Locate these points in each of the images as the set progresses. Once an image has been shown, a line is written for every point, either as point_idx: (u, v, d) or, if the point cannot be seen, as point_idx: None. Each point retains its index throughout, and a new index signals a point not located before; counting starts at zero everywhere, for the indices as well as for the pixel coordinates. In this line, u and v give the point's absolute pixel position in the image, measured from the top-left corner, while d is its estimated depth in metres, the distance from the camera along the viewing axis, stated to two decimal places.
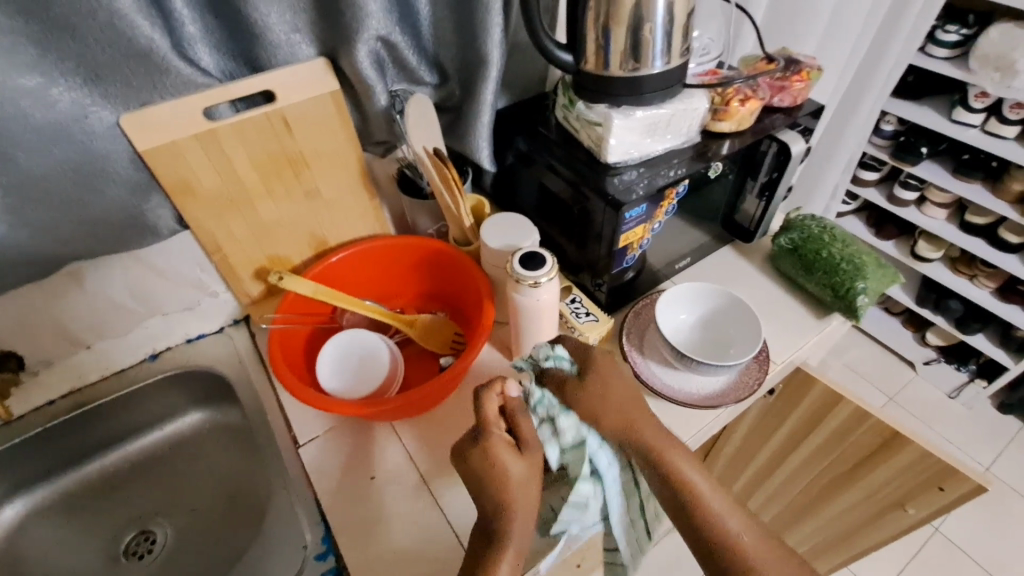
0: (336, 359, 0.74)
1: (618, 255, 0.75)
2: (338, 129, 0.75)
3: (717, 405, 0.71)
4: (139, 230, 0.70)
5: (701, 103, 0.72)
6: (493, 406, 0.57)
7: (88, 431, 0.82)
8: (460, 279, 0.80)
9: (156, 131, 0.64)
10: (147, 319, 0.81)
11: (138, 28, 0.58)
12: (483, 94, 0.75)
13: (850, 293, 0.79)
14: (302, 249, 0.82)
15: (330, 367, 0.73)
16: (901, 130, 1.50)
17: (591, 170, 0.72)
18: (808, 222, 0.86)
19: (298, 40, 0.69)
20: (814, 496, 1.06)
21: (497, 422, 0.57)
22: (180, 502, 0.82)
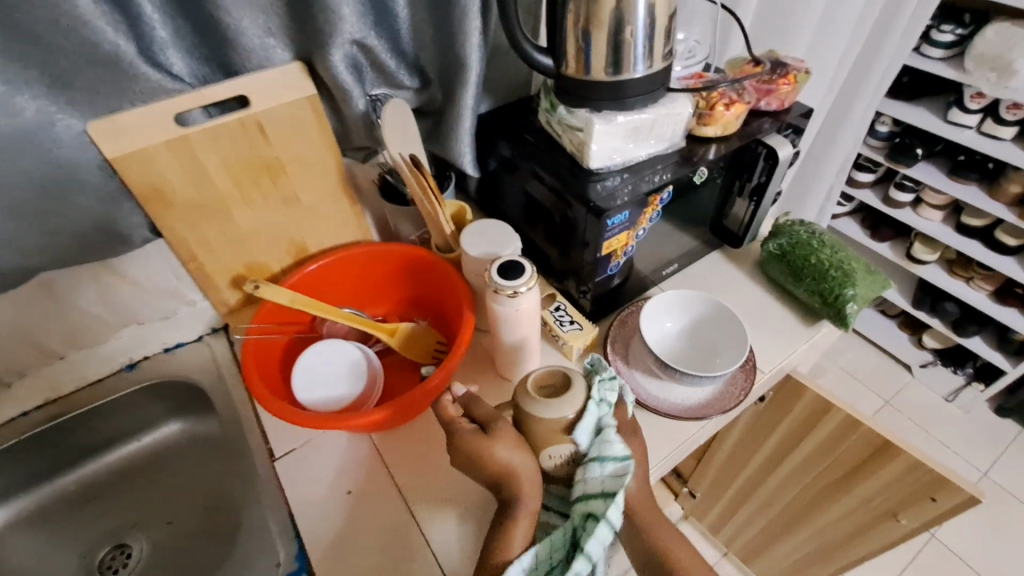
0: (322, 360, 0.73)
1: (602, 262, 0.73)
2: (317, 134, 0.73)
3: (701, 416, 0.70)
4: (111, 239, 0.69)
5: (684, 108, 0.70)
6: (451, 411, 0.61)
7: (64, 443, 0.81)
8: (442, 287, 0.79)
9: (125, 138, 0.62)
10: (123, 329, 0.80)
11: (102, 33, 0.57)
12: (463, 98, 0.73)
13: (839, 299, 0.78)
14: (281, 257, 0.80)
15: (311, 367, 0.72)
16: (896, 131, 1.48)
17: (574, 176, 0.71)
18: (797, 227, 0.85)
19: (272, 44, 0.68)
20: (807, 505, 1.05)
21: (458, 418, 0.60)
22: (159, 516, 0.81)
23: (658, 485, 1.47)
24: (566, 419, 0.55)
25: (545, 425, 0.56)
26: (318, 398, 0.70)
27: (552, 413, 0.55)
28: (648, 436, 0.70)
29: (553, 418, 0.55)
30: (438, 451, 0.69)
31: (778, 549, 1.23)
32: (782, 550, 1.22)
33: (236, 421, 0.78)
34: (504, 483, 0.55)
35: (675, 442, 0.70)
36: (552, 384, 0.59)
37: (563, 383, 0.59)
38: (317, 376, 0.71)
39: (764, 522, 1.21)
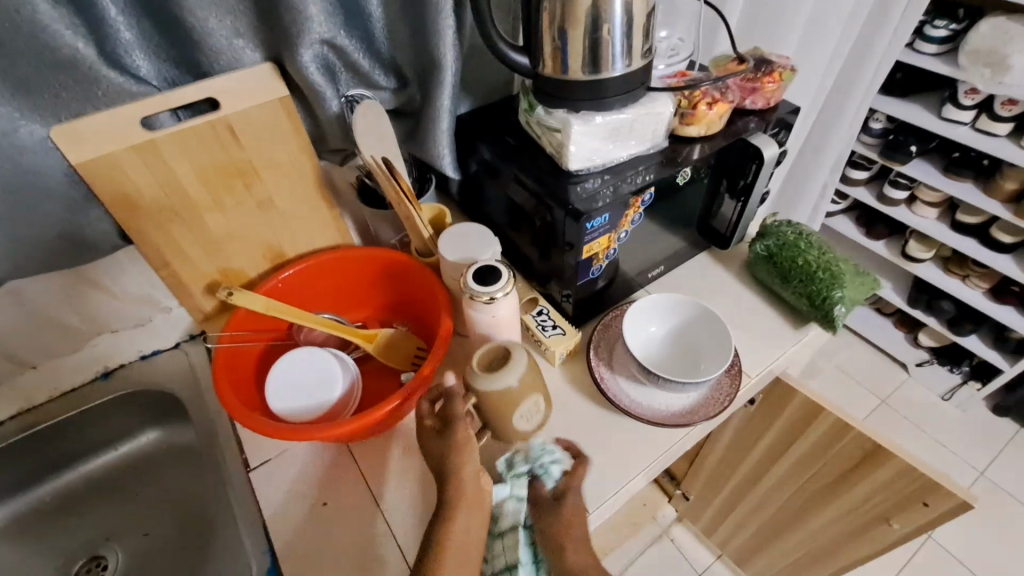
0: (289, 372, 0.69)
1: (584, 266, 0.72)
2: (290, 137, 0.71)
3: (685, 423, 0.68)
4: (77, 247, 0.67)
5: (666, 108, 0.68)
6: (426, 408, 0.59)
7: (37, 455, 0.79)
8: (422, 292, 0.77)
9: (90, 144, 0.60)
10: (97, 337, 0.78)
11: (60, 36, 0.55)
12: (439, 99, 0.72)
13: (827, 302, 0.76)
14: (257, 262, 0.79)
15: (280, 379, 0.69)
16: (890, 128, 1.47)
17: (553, 178, 0.69)
18: (784, 228, 0.83)
19: (241, 45, 0.66)
20: (799, 508, 1.03)
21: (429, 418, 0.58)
22: (135, 526, 0.79)
23: (651, 487, 1.45)
24: (511, 391, 0.58)
25: (499, 405, 0.59)
26: (308, 407, 0.67)
27: (496, 387, 0.57)
28: (631, 443, 0.68)
29: (499, 388, 0.57)
30: (418, 460, 0.68)
31: (773, 552, 1.21)
32: (776, 552, 1.21)
33: (212, 430, 0.76)
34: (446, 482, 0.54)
35: (659, 449, 0.68)
36: (491, 359, 0.60)
37: (504, 356, 0.60)
38: (301, 381, 0.69)
39: (757, 524, 1.19)
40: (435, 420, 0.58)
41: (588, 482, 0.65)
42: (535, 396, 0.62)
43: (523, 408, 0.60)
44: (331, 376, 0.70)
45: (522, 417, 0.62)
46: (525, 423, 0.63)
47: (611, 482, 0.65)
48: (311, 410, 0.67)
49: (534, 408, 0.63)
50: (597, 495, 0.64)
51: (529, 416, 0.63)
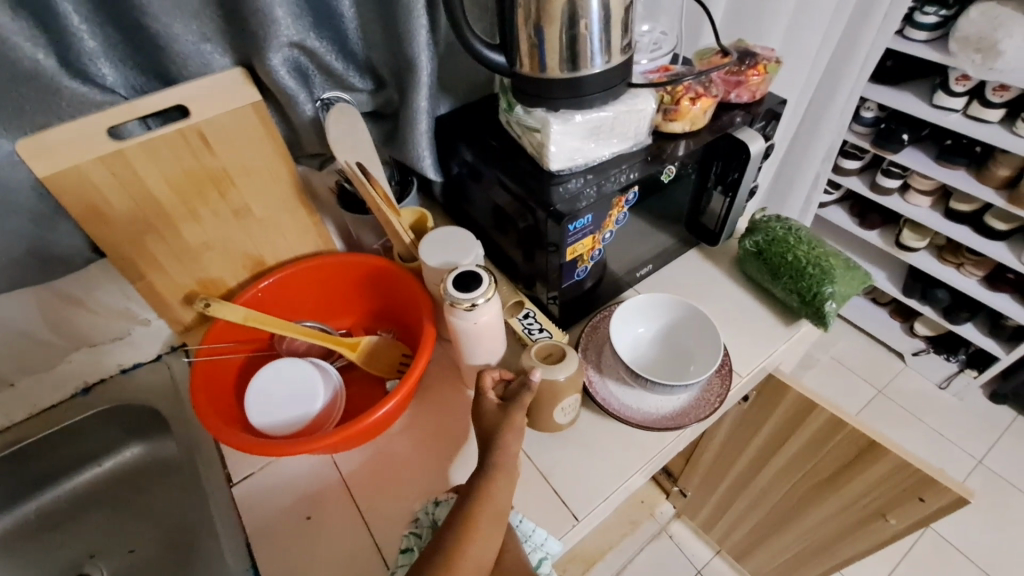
0: (302, 371, 0.69)
1: (568, 268, 0.70)
2: (265, 142, 0.69)
3: (675, 426, 0.67)
4: (47, 262, 0.65)
5: (647, 104, 0.66)
6: (490, 382, 0.61)
7: (17, 474, 0.77)
8: (405, 298, 0.75)
9: (54, 155, 0.58)
10: (73, 352, 0.76)
11: (18, 48, 0.54)
12: (417, 100, 0.70)
13: (818, 298, 0.74)
14: (237, 272, 0.77)
15: (294, 375, 0.68)
16: (882, 116, 1.46)
17: (535, 179, 0.67)
18: (773, 223, 0.82)
19: (209, 49, 0.64)
20: (795, 504, 1.02)
21: (490, 391, 0.61)
22: (122, 542, 0.78)
23: (649, 484, 1.44)
24: (557, 382, 0.61)
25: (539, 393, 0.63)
26: (294, 419, 0.66)
27: (551, 374, 0.60)
28: (621, 447, 0.67)
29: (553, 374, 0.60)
30: (405, 470, 0.66)
31: (771, 548, 1.20)
32: (775, 549, 1.20)
33: (195, 444, 0.75)
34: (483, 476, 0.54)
35: (650, 453, 0.67)
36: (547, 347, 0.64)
37: (560, 354, 0.63)
38: (282, 394, 0.67)
39: (755, 520, 1.18)
40: (498, 400, 0.60)
41: (578, 488, 0.64)
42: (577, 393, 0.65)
43: (567, 400, 0.64)
44: (314, 382, 0.68)
45: (561, 410, 0.65)
46: (562, 416, 0.66)
47: (601, 487, 0.64)
48: (297, 421, 0.66)
49: (572, 404, 0.66)
50: (587, 502, 0.63)
51: (567, 410, 0.65)
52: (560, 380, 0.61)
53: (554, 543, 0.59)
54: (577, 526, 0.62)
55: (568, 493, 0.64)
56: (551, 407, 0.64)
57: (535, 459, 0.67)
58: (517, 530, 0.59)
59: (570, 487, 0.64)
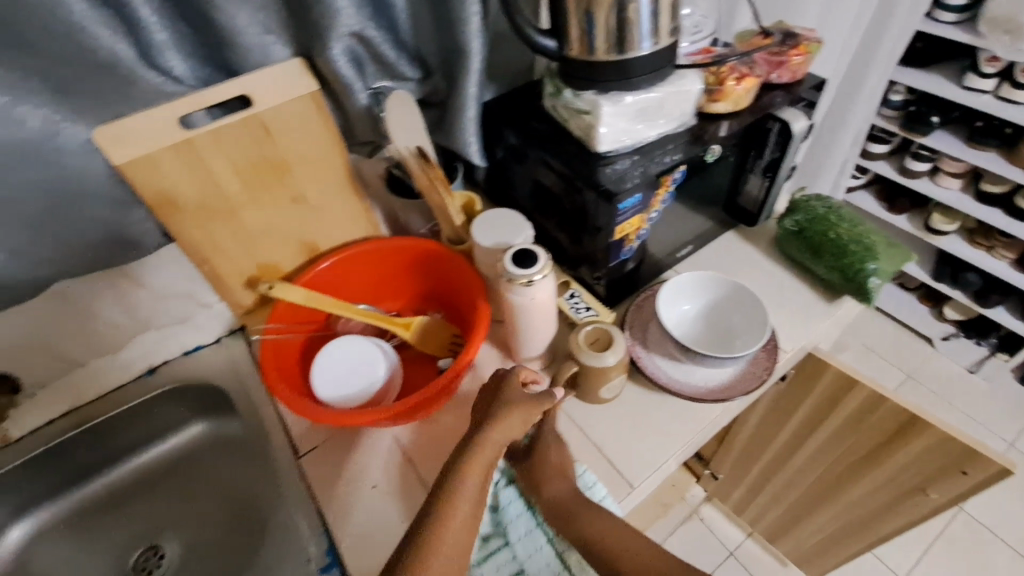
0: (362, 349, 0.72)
1: (616, 247, 0.72)
2: (321, 129, 0.72)
3: (722, 398, 0.69)
4: (122, 247, 0.68)
5: (694, 85, 0.68)
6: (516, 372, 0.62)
7: (91, 449, 0.81)
8: (455, 280, 0.78)
9: (131, 143, 0.60)
10: (140, 334, 0.79)
11: (98, 38, 0.54)
12: (466, 86, 0.72)
13: (860, 274, 0.76)
14: (293, 256, 0.80)
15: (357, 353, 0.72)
16: (911, 99, 1.45)
17: (582, 160, 0.69)
18: (813, 202, 0.83)
19: (270, 40, 0.66)
20: (834, 481, 1.03)
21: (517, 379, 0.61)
22: (188, 515, 0.81)
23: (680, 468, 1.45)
24: (607, 365, 0.65)
25: (588, 368, 0.66)
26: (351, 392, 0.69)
27: (598, 363, 0.65)
28: (674, 421, 0.69)
29: (601, 360, 0.65)
30: None
31: (807, 527, 1.22)
32: (810, 528, 1.21)
33: (259, 419, 0.78)
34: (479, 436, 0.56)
35: (699, 425, 0.69)
36: (597, 334, 0.68)
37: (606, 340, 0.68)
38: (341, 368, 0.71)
39: (791, 499, 1.19)
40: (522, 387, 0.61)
41: (630, 460, 0.67)
42: (620, 375, 0.69)
43: (612, 381, 0.68)
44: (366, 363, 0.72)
45: (608, 388, 0.69)
46: (608, 390, 0.69)
47: (654, 458, 0.67)
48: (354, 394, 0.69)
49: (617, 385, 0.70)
50: (642, 472, 0.66)
51: (613, 386, 0.69)
52: (608, 364, 0.65)
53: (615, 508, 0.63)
54: (633, 493, 0.65)
55: (623, 464, 0.66)
56: (596, 386, 0.68)
57: (587, 431, 0.69)
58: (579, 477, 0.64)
59: (623, 457, 0.67)
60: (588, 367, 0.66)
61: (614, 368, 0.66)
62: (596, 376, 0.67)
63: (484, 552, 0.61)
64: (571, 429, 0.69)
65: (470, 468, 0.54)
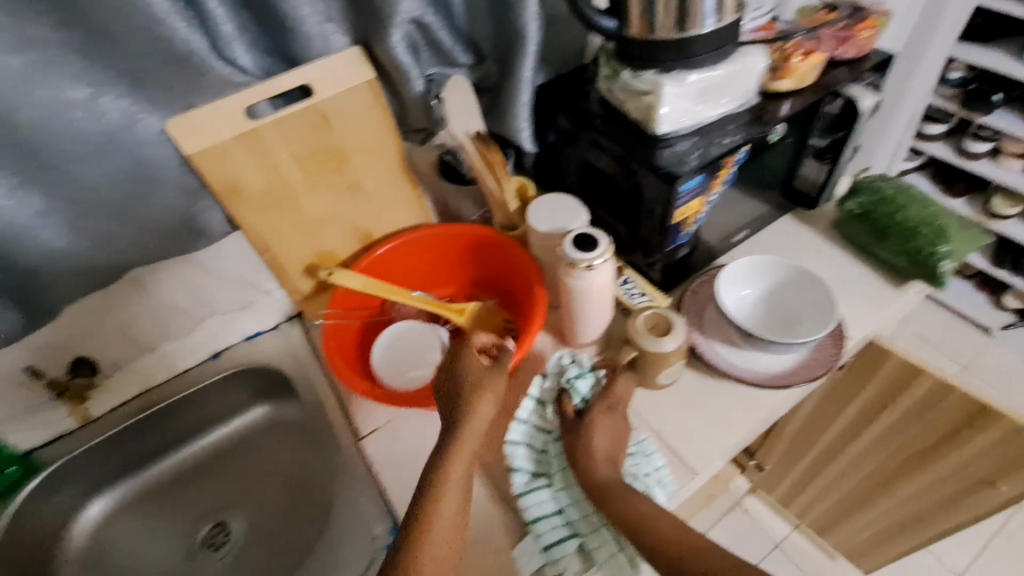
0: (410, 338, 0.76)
1: (674, 231, 0.71)
2: (377, 116, 0.73)
3: (786, 384, 0.68)
4: (192, 234, 0.69)
5: (758, 62, 0.66)
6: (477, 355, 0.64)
7: (162, 429, 0.84)
8: (508, 266, 0.78)
9: (200, 133, 0.62)
10: (206, 320, 0.82)
11: (174, 30, 0.55)
12: (521, 70, 0.72)
13: (931, 257, 0.73)
14: (349, 243, 0.82)
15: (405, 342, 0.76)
16: (970, 76, 1.37)
17: (640, 143, 0.68)
18: (880, 183, 0.80)
19: (331, 30, 0.67)
20: (892, 473, 0.99)
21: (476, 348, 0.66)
22: (252, 494, 0.85)
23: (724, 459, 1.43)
24: (666, 351, 0.65)
25: (647, 353, 0.65)
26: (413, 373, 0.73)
27: (657, 348, 0.65)
28: (735, 408, 0.69)
29: (661, 346, 0.64)
30: None
31: (860, 520, 1.18)
32: (864, 521, 1.17)
33: (318, 402, 0.80)
34: (456, 424, 0.58)
35: (762, 412, 0.68)
36: (655, 317, 0.67)
37: (665, 325, 0.67)
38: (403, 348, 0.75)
39: (843, 491, 1.16)
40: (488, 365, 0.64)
41: (690, 446, 0.67)
42: (679, 361, 0.68)
43: (671, 367, 0.67)
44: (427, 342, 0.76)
45: (666, 373, 0.68)
46: (666, 376, 0.69)
47: (715, 444, 0.66)
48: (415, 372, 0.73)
49: (673, 371, 0.69)
50: (703, 458, 0.66)
51: (671, 371, 0.68)
52: (667, 349, 0.64)
53: (669, 481, 0.64)
54: (695, 480, 0.65)
55: (684, 449, 0.66)
56: (654, 371, 0.68)
57: (646, 417, 0.69)
58: (635, 444, 0.66)
59: (684, 443, 0.67)
60: (644, 352, 0.66)
61: (673, 354, 0.65)
62: (654, 362, 0.66)
63: (529, 487, 0.63)
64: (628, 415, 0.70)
65: (453, 458, 0.56)
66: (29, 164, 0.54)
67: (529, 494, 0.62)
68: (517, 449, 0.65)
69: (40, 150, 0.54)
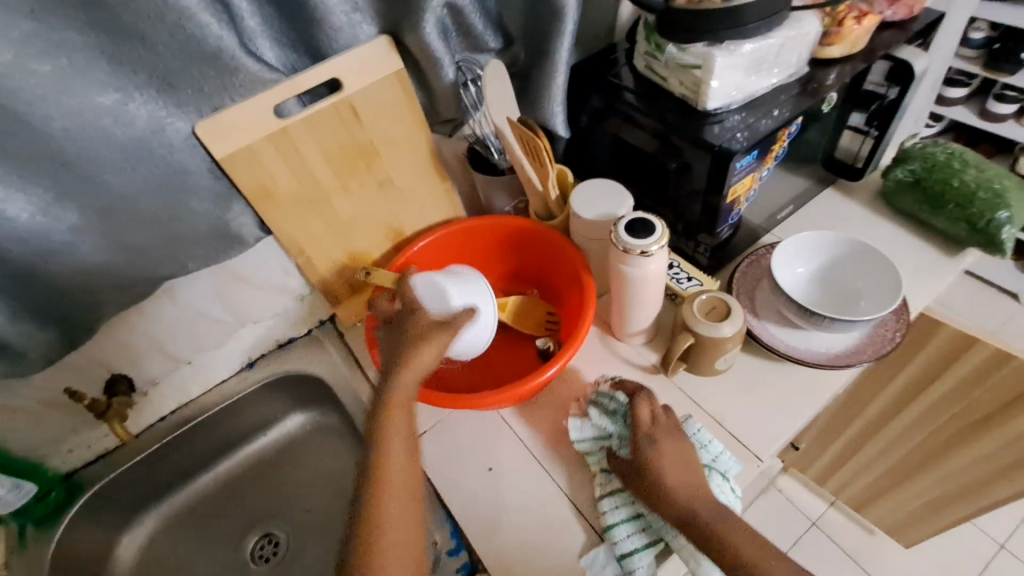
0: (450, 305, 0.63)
1: (726, 211, 0.69)
2: (406, 109, 0.70)
3: (850, 364, 0.66)
4: (225, 242, 0.66)
5: (813, 28, 0.63)
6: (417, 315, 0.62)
7: (203, 442, 0.83)
8: (548, 256, 0.76)
9: (231, 136, 0.59)
10: (240, 329, 0.80)
11: (206, 27, 0.51)
12: (557, 52, 0.68)
13: (991, 224, 0.70)
14: (381, 243, 0.79)
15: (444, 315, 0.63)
16: (994, 35, 1.27)
17: (687, 121, 0.65)
18: (932, 149, 0.77)
19: (359, 19, 0.62)
20: (934, 450, 0.96)
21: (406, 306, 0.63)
22: (297, 503, 0.83)
23: None
24: (724, 336, 0.62)
25: (704, 339, 0.63)
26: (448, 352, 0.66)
27: (716, 335, 0.62)
28: (796, 393, 0.67)
29: (719, 334, 0.62)
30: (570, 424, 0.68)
31: (898, 498, 1.14)
32: (903, 499, 1.14)
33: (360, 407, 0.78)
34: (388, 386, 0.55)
35: (825, 393, 0.66)
36: (712, 301, 0.64)
37: (722, 309, 0.64)
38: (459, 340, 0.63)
39: (878, 473, 1.13)
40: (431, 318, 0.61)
41: (753, 432, 0.64)
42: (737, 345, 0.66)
43: (729, 352, 0.65)
44: (488, 326, 0.64)
45: (724, 357, 0.66)
46: (722, 361, 0.66)
47: (779, 431, 0.64)
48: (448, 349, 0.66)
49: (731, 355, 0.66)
50: (768, 446, 0.63)
51: (728, 356, 0.66)
52: (727, 334, 0.62)
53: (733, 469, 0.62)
54: (761, 467, 0.62)
55: (747, 437, 0.64)
56: (712, 359, 0.65)
57: (703, 405, 0.67)
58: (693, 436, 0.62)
59: (746, 430, 0.65)
60: (699, 338, 0.63)
61: (732, 339, 0.63)
62: (711, 347, 0.64)
63: (606, 490, 0.61)
64: (685, 404, 0.68)
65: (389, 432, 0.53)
66: (61, 177, 0.51)
67: (603, 500, 0.60)
68: (595, 458, 0.63)
69: (71, 160, 0.51)
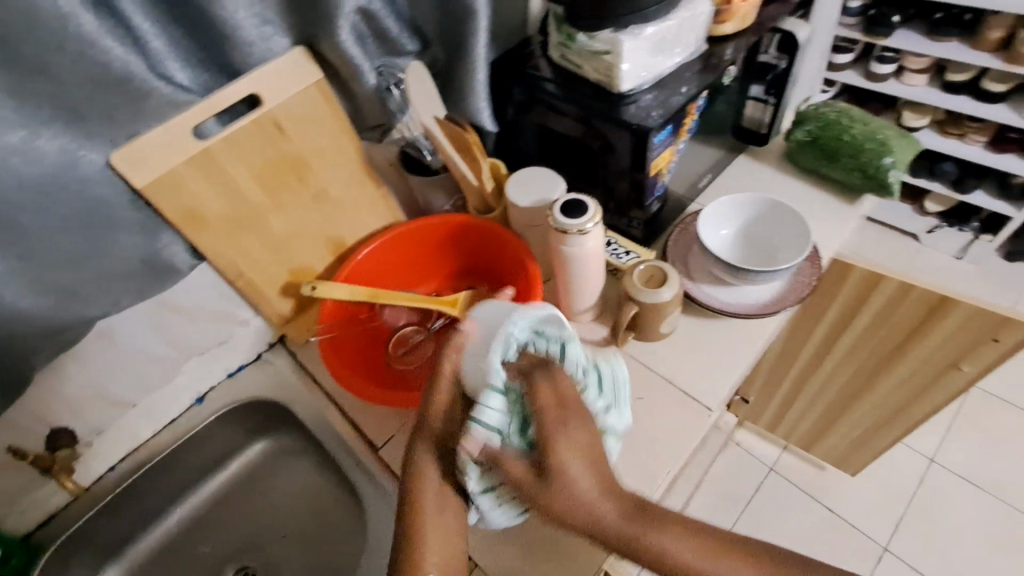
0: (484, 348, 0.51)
1: (651, 184, 0.73)
2: (330, 118, 0.70)
3: (775, 311, 0.72)
4: (158, 273, 0.64)
5: (706, 7, 0.68)
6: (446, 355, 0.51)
7: (160, 486, 0.79)
8: (492, 249, 0.78)
9: (151, 163, 0.57)
10: (186, 363, 0.77)
11: (109, 50, 0.49)
12: (474, 49, 0.69)
13: (879, 170, 0.79)
14: (323, 255, 0.78)
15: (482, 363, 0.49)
16: (867, 3, 1.40)
17: (604, 104, 0.69)
18: (822, 110, 0.85)
19: (271, 32, 0.61)
20: (862, 383, 1.05)
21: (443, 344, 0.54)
22: (271, 529, 0.82)
23: None
24: (664, 300, 0.66)
25: (644, 305, 0.67)
26: None
27: (654, 300, 0.66)
28: (734, 346, 0.72)
29: (655, 298, 0.66)
30: None
31: (838, 432, 1.24)
32: (841, 433, 1.24)
33: (323, 423, 0.77)
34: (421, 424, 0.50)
35: (758, 341, 0.72)
36: (649, 270, 0.68)
37: (661, 277, 0.68)
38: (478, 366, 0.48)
39: (819, 412, 1.22)
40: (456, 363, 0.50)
41: (701, 387, 0.69)
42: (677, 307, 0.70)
43: (671, 316, 0.69)
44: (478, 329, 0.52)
45: (667, 322, 0.70)
46: (665, 325, 0.70)
47: (723, 382, 0.69)
48: None
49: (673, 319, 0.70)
50: (715, 397, 0.68)
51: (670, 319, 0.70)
52: (665, 298, 0.66)
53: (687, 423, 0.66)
54: (712, 416, 0.67)
55: (696, 390, 0.69)
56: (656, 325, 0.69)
57: (654, 367, 0.71)
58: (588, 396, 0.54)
59: (695, 385, 0.69)
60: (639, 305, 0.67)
61: (671, 303, 0.67)
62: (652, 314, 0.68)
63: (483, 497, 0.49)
64: (638, 369, 0.72)
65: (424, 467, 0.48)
66: None
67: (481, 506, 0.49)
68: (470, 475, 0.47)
69: None
